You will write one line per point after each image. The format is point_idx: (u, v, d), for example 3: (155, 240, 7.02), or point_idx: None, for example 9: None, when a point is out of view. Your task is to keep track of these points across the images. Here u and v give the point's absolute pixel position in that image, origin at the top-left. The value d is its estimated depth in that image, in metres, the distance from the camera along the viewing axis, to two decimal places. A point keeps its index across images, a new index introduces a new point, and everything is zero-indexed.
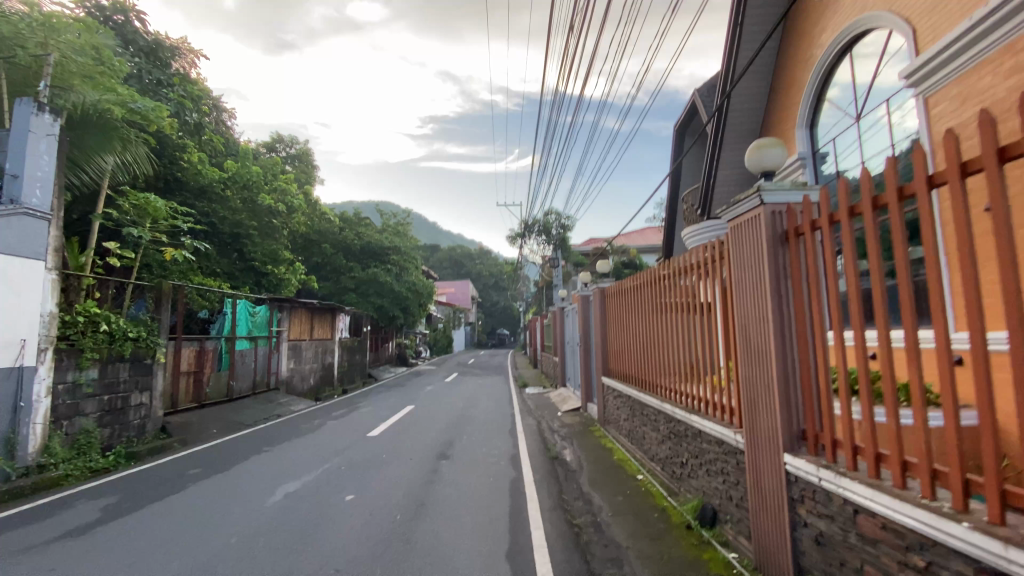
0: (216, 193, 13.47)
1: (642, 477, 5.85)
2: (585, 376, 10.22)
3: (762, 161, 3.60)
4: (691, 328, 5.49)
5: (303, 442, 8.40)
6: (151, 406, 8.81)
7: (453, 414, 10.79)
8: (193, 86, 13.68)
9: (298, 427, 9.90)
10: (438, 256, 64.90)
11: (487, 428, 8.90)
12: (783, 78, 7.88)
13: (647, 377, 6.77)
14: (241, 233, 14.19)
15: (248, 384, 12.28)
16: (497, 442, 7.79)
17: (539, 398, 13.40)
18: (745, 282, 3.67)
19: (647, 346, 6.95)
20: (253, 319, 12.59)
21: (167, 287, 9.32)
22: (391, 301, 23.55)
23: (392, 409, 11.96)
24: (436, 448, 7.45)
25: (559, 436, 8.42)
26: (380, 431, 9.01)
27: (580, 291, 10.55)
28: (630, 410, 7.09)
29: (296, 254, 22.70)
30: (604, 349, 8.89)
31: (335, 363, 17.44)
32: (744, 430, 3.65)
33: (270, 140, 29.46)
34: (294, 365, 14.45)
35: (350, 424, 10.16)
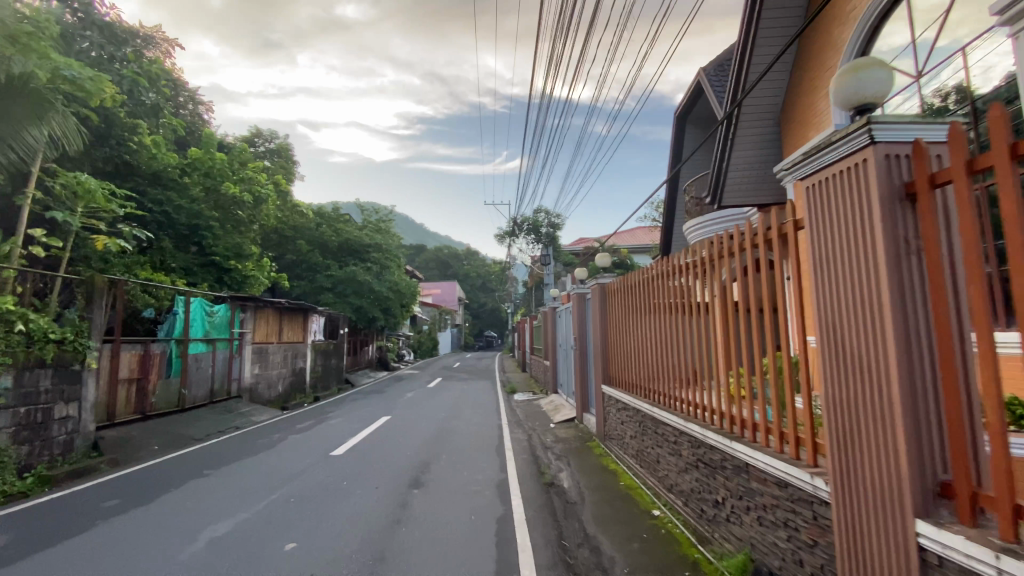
0: (172, 180, 12.20)
1: (658, 513, 4.76)
2: (580, 384, 9.12)
3: (860, 87, 2.55)
4: (704, 330, 4.61)
5: (254, 464, 7.17)
6: (81, 419, 7.43)
7: (432, 426, 9.63)
8: (149, 63, 12.27)
9: (254, 444, 8.66)
10: (424, 257, 63.49)
11: (469, 446, 7.75)
12: (811, 49, 6.85)
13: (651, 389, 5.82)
14: (201, 225, 12.81)
15: (204, 392, 10.99)
16: (481, 465, 6.63)
17: (527, 407, 12.27)
18: (830, 265, 2.64)
19: (647, 353, 6.04)
20: (211, 319, 11.28)
21: (100, 281, 7.97)
22: (372, 302, 22.26)
23: (364, 421, 10.74)
24: (408, 474, 6.27)
25: (553, 454, 7.30)
26: (345, 450, 7.80)
27: (575, 288, 9.45)
28: (634, 427, 6.08)
29: (270, 251, 21.34)
30: (604, 355, 7.76)
31: (308, 368, 16.16)
32: (835, 475, 2.60)
33: (247, 134, 28.11)
34: (260, 370, 13.16)
35: (315, 439, 8.93)
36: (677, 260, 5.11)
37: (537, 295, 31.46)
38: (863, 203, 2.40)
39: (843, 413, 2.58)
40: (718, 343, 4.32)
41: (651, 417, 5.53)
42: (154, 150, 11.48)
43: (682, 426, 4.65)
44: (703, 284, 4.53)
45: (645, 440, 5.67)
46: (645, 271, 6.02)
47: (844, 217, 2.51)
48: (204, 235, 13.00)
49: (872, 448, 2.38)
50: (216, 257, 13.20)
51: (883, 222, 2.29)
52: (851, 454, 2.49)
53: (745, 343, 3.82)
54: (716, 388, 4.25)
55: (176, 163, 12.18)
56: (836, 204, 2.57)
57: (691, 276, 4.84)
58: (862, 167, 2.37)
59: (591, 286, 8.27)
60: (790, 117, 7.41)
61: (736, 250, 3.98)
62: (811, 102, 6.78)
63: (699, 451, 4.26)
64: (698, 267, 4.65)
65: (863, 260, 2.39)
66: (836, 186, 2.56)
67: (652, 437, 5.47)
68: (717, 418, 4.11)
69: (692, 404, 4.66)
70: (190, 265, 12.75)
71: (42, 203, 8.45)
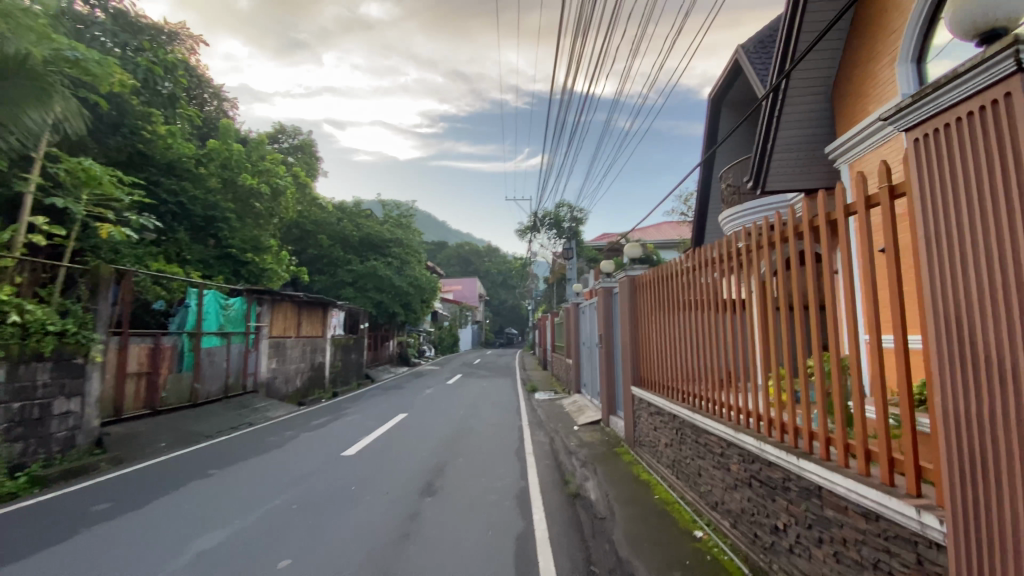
0: (188, 169, 11.98)
1: (701, 534, 4.17)
2: (607, 384, 8.52)
3: (992, 5, 1.94)
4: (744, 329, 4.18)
5: (261, 464, 6.79)
6: (83, 415, 7.19)
7: (450, 425, 9.16)
8: (166, 51, 12.03)
9: (264, 442, 8.31)
10: (446, 253, 63.31)
11: (488, 449, 7.24)
12: (873, 11, 6.05)
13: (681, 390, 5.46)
14: (217, 216, 12.63)
15: (218, 387, 10.72)
16: (500, 471, 6.11)
17: (550, 406, 11.73)
18: (951, 238, 2.08)
19: (676, 353, 5.72)
20: (226, 313, 11.01)
21: (106, 270, 7.77)
22: (392, 297, 21.97)
23: (381, 418, 10.34)
24: (421, 480, 5.78)
25: (578, 460, 6.73)
26: (357, 450, 7.37)
27: (602, 281, 8.84)
28: (666, 431, 5.64)
29: (291, 245, 21.21)
30: (633, 354, 7.15)
31: (327, 363, 15.90)
32: (952, 510, 2.01)
33: (272, 131, 28.14)
34: (277, 365, 12.90)
35: (328, 437, 8.54)
36: (708, 257, 4.87)
37: (560, 291, 30.84)
38: (1008, 153, 1.85)
39: (938, 423, 2.14)
40: (756, 342, 4.02)
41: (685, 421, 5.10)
42: (169, 140, 11.32)
43: (719, 431, 4.24)
44: (739, 279, 4.25)
45: (677, 446, 5.27)
46: (682, 263, 5.45)
47: (936, 186, 2.15)
48: (219, 228, 12.77)
49: (992, 470, 1.88)
50: (232, 249, 12.94)
51: (997, 182, 1.90)
52: (951, 472, 2.03)
53: (788, 340, 3.50)
54: (755, 390, 3.90)
55: (191, 153, 11.95)
56: (928, 171, 2.20)
57: (723, 272, 4.59)
58: (967, 121, 2.01)
59: (619, 279, 7.65)
60: (845, 90, 6.65)
61: (780, 241, 3.70)
62: (873, 71, 6.00)
63: (747, 464, 3.73)
64: (733, 263, 4.39)
65: (964, 233, 2.02)
66: (927, 150, 2.21)
67: (686, 444, 5.03)
68: (767, 426, 3.61)
69: (727, 406, 4.31)
70: (207, 258, 12.51)
71: (49, 191, 8.29)
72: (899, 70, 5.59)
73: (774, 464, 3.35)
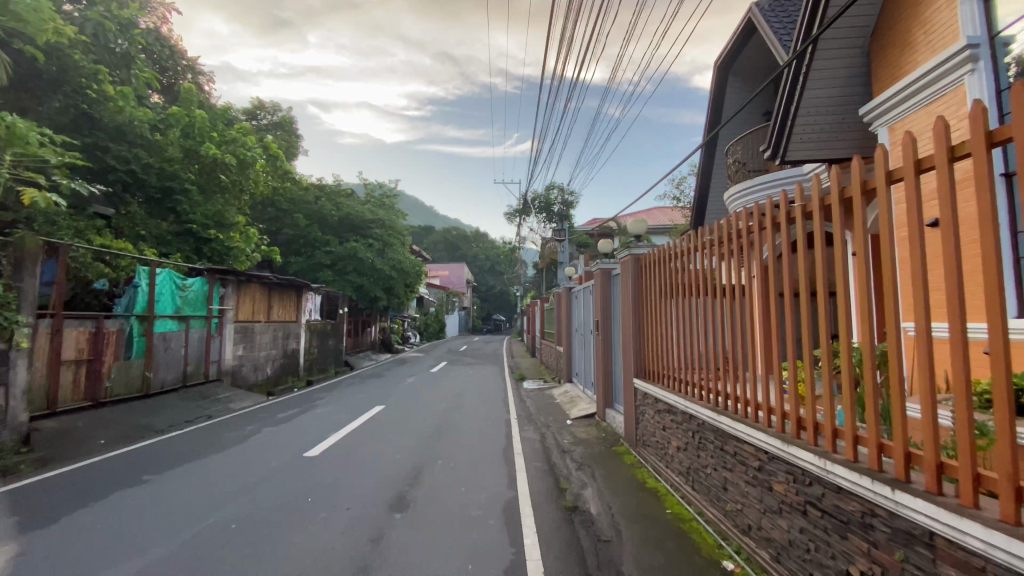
0: (142, 135, 10.82)
1: (732, 566, 3.39)
2: (603, 374, 7.74)
3: None
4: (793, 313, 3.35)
5: (209, 468, 5.86)
6: (8, 409, 6.20)
7: (431, 420, 8.31)
8: (118, 1, 10.74)
9: (221, 439, 7.39)
10: (432, 238, 62.03)
11: (471, 449, 6.40)
12: None
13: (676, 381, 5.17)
14: (176, 188, 11.57)
15: (175, 375, 9.72)
16: (485, 477, 5.27)
17: (539, 397, 10.94)
18: None
19: (668, 343, 5.43)
20: (184, 294, 9.97)
21: (34, 244, 6.65)
22: (373, 281, 20.96)
23: (355, 410, 9.45)
24: (390, 491, 4.90)
25: (574, 462, 5.92)
26: (322, 450, 6.49)
27: (600, 262, 7.99)
28: (666, 426, 5.13)
29: (266, 225, 20.02)
30: (639, 343, 6.29)
31: (301, 350, 14.92)
32: None
33: (250, 106, 26.65)
34: (244, 352, 11.91)
35: (293, 433, 7.64)
36: (701, 243, 4.69)
37: (548, 278, 30.00)
38: None
39: None
40: (755, 329, 3.82)
41: (687, 417, 4.64)
42: (121, 102, 10.14)
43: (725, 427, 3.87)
44: (737, 264, 4.05)
45: (674, 444, 4.90)
46: (703, 236, 4.60)
47: None
48: (177, 201, 11.65)
49: None
50: (193, 225, 11.85)
51: None
52: None
53: (800, 328, 3.23)
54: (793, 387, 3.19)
55: (145, 116, 10.77)
56: None
57: (734, 253, 4.10)
58: None
59: (622, 258, 6.74)
60: (886, 40, 5.79)
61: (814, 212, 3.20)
62: (927, 17, 5.14)
63: (789, 481, 3.05)
64: (728, 248, 4.21)
65: None
66: None
67: (686, 441, 4.64)
68: (832, 439, 2.76)
69: (726, 397, 4.04)
70: (164, 234, 11.40)
71: None
72: (962, 10, 4.71)
73: (832, 485, 2.70)
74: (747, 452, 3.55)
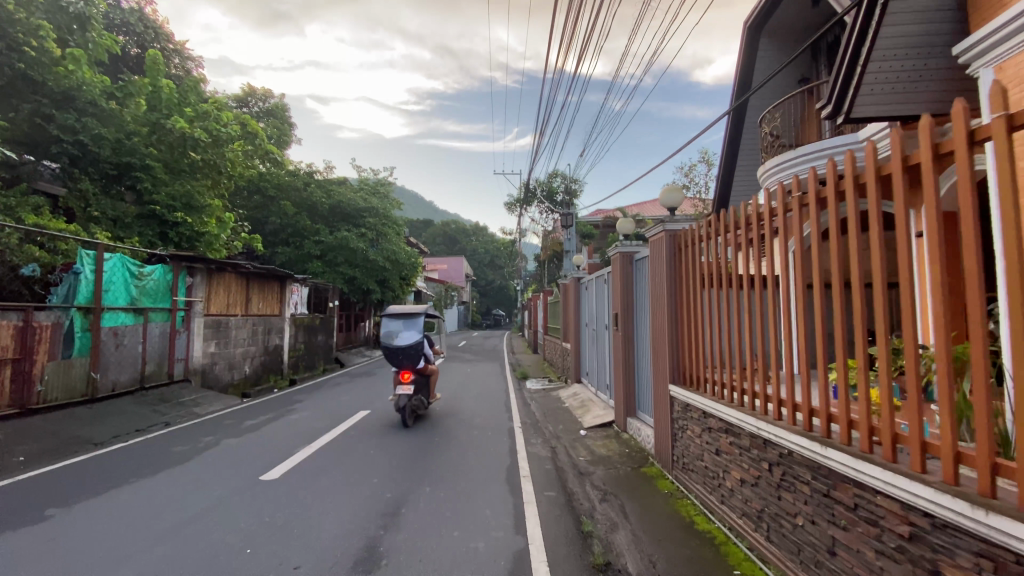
0: (96, 104, 9.61)
1: None
2: (624, 377, 6.55)
3: None
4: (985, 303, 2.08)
5: (136, 505, 4.65)
6: None
7: (422, 429, 7.12)
8: None
9: (168, 455, 6.20)
10: (432, 232, 60.62)
11: (469, 471, 5.22)
12: None
13: (713, 391, 4.27)
14: (136, 165, 10.32)
15: (130, 376, 8.51)
16: (484, 517, 4.08)
17: (546, 401, 9.68)
18: None
19: (700, 345, 4.61)
20: (140, 284, 8.80)
21: None
22: (366, 273, 19.74)
23: (336, 416, 8.22)
24: (355, 542, 3.69)
25: (597, 491, 4.70)
26: (283, 473, 5.31)
27: (620, 245, 6.78)
28: (717, 448, 3.98)
29: (252, 214, 18.74)
30: (677, 342, 5.04)
31: (285, 346, 13.69)
32: None
33: (240, 92, 25.30)
34: (217, 349, 10.67)
35: (257, 448, 6.43)
36: (727, 233, 4.08)
37: (551, 271, 28.65)
38: None
39: None
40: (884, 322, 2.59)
41: (751, 440, 3.49)
42: (69, 65, 9.00)
43: (809, 454, 2.85)
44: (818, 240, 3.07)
45: (725, 475, 3.83)
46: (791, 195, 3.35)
47: None
48: (137, 178, 10.39)
49: None
50: (156, 207, 10.60)
51: None
52: None
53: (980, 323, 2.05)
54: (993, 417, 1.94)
55: (100, 83, 9.70)
56: None
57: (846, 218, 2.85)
58: None
59: (653, 236, 5.45)
60: None
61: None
62: None
63: (978, 568, 1.93)
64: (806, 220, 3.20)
65: None
66: None
67: (741, 468, 3.62)
68: None
69: (791, 408, 3.12)
70: (123, 216, 10.16)
71: None
72: None
73: None
74: (863, 498, 2.47)
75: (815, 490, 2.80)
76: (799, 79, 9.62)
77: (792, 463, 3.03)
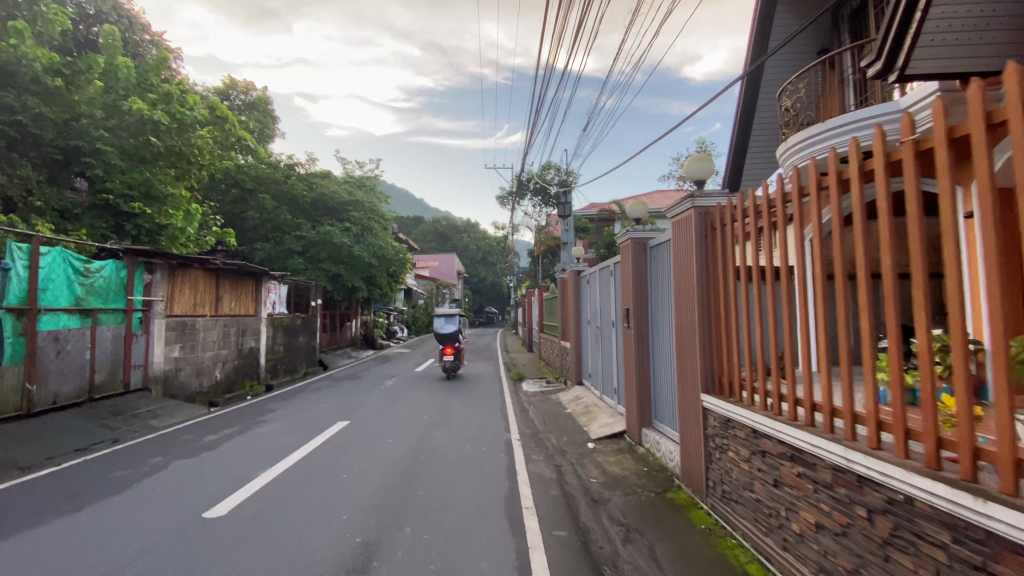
0: (41, 82, 8.61)
1: None
2: (639, 381, 5.69)
3: None
4: None
5: (39, 555, 3.69)
6: None
7: (406, 444, 6.22)
8: None
9: (103, 482, 5.25)
10: (423, 229, 59.42)
11: (460, 501, 4.33)
12: None
13: (755, 401, 3.50)
14: (84, 150, 9.33)
15: (76, 386, 7.52)
16: (478, 571, 3.19)
17: (545, 406, 8.81)
18: None
19: (731, 345, 3.87)
20: (87, 282, 7.82)
21: None
22: (351, 270, 18.81)
23: (311, 428, 7.29)
24: None
25: (618, 527, 3.82)
26: (232, 507, 4.39)
27: (632, 230, 5.89)
28: (776, 478, 3.11)
29: (229, 208, 17.68)
30: (709, 342, 4.17)
31: (261, 348, 12.70)
32: None
33: (221, 85, 24.03)
34: (182, 353, 9.69)
35: (211, 471, 5.46)
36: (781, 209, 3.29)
37: (546, 266, 27.76)
38: None
39: None
40: None
41: (835, 474, 2.64)
42: (9, 38, 7.94)
43: (947, 506, 2.04)
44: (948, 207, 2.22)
45: (786, 516, 3.00)
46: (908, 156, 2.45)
47: None
48: (88, 164, 9.42)
49: None
50: (109, 195, 9.72)
51: None
52: None
53: None
54: None
55: (44, 59, 8.41)
56: None
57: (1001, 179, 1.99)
58: None
59: (678, 218, 4.56)
60: None
61: None
62: None
63: None
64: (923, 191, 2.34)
65: None
66: None
67: (813, 507, 2.79)
68: None
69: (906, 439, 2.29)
70: (70, 206, 9.45)
71: None
72: None
73: None
74: None
75: (958, 558, 2.00)
76: (819, 50, 8.78)
77: (912, 515, 2.22)
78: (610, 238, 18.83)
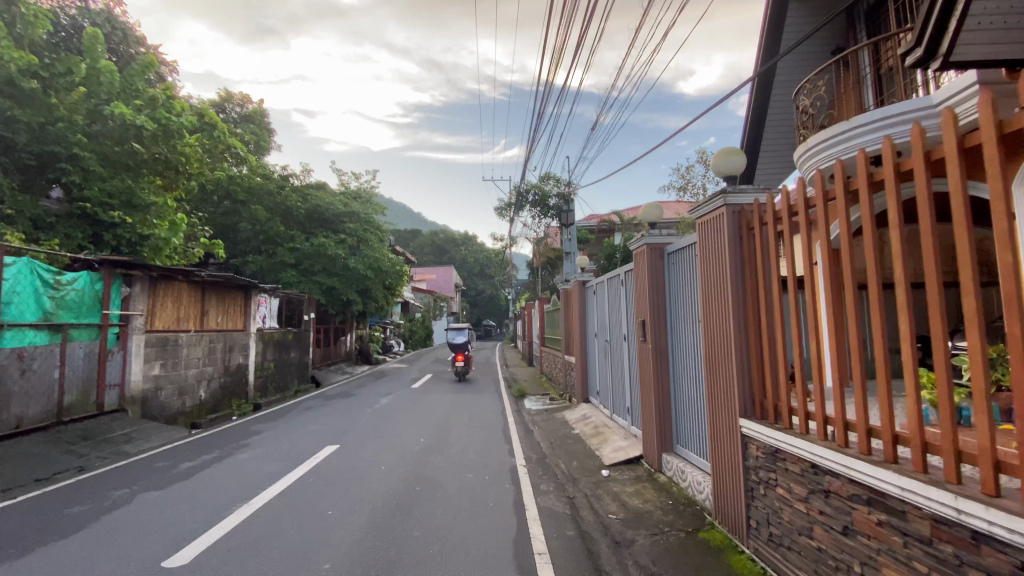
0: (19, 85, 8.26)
1: None
2: (659, 401, 5.14)
3: None
4: None
5: None
6: None
7: (399, 472, 5.64)
8: None
9: (57, 519, 4.66)
10: (420, 242, 58.98)
11: (459, 545, 3.75)
12: None
13: (809, 429, 2.96)
14: (60, 155, 8.90)
15: (43, 407, 6.94)
16: None
17: (551, 426, 8.25)
18: None
19: (774, 362, 3.36)
20: (57, 295, 7.29)
21: None
22: (346, 283, 18.27)
23: (297, 453, 6.70)
24: None
25: None
26: (198, 552, 3.81)
27: (649, 234, 5.39)
28: (844, 523, 2.55)
29: (220, 220, 17.15)
30: (747, 358, 3.63)
31: (250, 365, 12.10)
32: None
33: (217, 98, 23.65)
34: (163, 371, 9.10)
35: (180, 506, 4.87)
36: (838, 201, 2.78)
37: (545, 278, 27.25)
38: None
39: None
40: None
41: (931, 526, 2.08)
42: None
43: None
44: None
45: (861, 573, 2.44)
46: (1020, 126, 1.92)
47: None
48: (64, 171, 9.02)
49: None
50: (86, 205, 9.30)
51: None
52: None
53: None
54: None
55: (19, 59, 8.09)
56: None
57: None
58: None
59: (707, 219, 4.05)
60: None
61: None
62: None
63: None
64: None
65: None
66: None
67: (900, 564, 2.22)
68: None
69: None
70: (44, 215, 9.00)
71: None
72: None
73: None
74: None
75: None
76: (834, 49, 8.42)
77: None
78: (611, 249, 18.38)
